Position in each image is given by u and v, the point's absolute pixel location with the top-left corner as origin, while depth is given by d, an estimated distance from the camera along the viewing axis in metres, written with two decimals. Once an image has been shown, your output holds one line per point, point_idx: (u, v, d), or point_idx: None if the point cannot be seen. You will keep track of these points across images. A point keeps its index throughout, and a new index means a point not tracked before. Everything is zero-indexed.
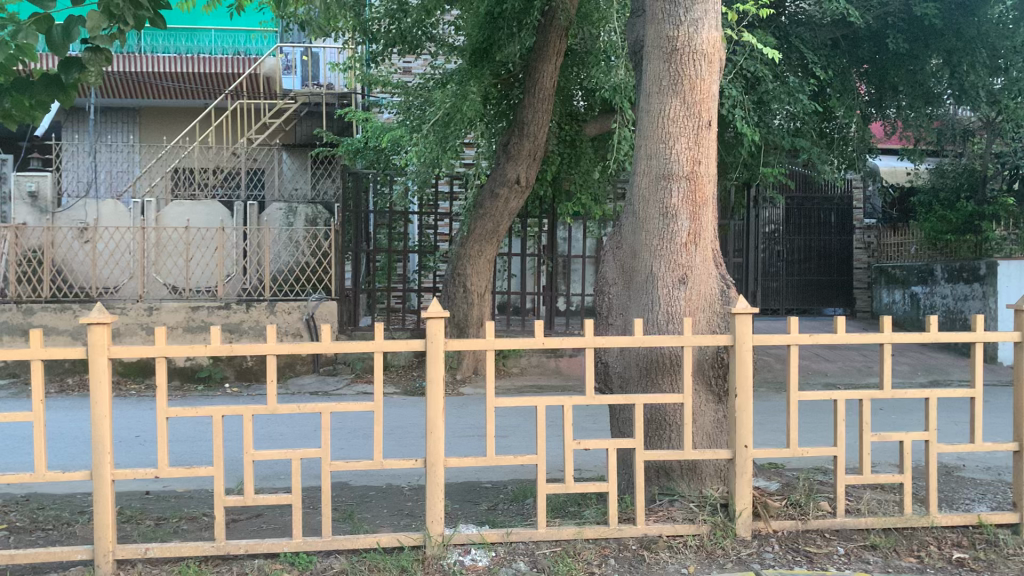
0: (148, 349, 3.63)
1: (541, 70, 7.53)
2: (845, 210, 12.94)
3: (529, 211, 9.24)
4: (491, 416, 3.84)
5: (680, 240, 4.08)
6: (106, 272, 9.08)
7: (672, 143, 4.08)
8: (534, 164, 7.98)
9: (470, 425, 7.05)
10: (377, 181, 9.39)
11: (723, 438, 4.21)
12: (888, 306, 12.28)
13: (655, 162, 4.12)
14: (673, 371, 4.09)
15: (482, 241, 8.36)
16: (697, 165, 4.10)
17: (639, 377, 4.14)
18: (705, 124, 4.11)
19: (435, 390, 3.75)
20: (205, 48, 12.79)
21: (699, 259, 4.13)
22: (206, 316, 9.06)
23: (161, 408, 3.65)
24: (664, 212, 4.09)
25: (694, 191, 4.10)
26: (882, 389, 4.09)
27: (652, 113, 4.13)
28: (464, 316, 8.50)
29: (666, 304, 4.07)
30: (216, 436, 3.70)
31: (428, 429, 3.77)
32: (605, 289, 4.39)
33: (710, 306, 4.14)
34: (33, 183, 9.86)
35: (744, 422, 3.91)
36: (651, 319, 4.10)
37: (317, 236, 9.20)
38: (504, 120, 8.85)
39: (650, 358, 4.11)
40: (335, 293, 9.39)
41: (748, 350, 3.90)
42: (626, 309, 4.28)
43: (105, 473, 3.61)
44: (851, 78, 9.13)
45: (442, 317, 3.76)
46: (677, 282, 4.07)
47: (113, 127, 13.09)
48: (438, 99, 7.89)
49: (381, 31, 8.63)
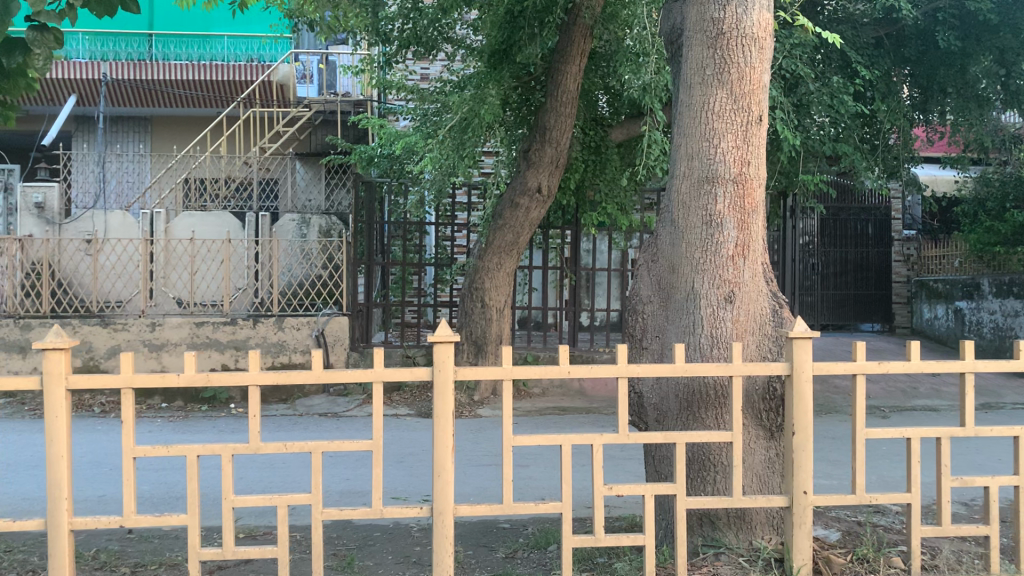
0: (112, 379, 3.13)
1: (564, 71, 7.03)
2: (883, 221, 12.28)
3: (551, 221, 8.72)
4: (509, 457, 3.32)
5: (727, 253, 3.55)
6: (108, 285, 8.56)
7: (717, 141, 3.55)
8: (556, 172, 7.47)
9: (487, 451, 6.51)
10: (391, 191, 8.89)
11: (776, 481, 3.67)
12: (930, 321, 11.67)
13: (697, 163, 3.60)
14: (718, 404, 3.57)
15: (501, 254, 7.81)
16: (745, 166, 3.58)
17: (679, 412, 3.62)
18: (756, 118, 3.59)
19: (443, 427, 3.25)
20: (218, 55, 12.18)
21: (748, 274, 3.59)
22: (211, 332, 8.56)
23: (126, 447, 3.15)
24: (707, 220, 3.56)
25: (743, 196, 3.57)
26: (963, 426, 3.52)
27: (694, 106, 3.61)
28: (482, 333, 7.98)
29: (711, 327, 3.54)
30: (190, 479, 3.20)
31: (436, 473, 3.26)
32: (638, 309, 3.83)
33: (761, 328, 3.61)
34: (39, 195, 9.39)
35: (802, 464, 3.37)
36: (692, 344, 3.57)
37: (329, 248, 8.76)
38: (525, 126, 8.32)
39: (691, 389, 3.59)
40: (347, 308, 8.89)
41: (807, 381, 3.37)
42: (664, 331, 3.73)
43: (62, 522, 3.12)
44: (894, 81, 8.58)
45: (452, 341, 3.26)
46: (723, 300, 3.54)
47: (124, 137, 12.73)
48: (455, 102, 7.37)
49: (395, 32, 8.11)
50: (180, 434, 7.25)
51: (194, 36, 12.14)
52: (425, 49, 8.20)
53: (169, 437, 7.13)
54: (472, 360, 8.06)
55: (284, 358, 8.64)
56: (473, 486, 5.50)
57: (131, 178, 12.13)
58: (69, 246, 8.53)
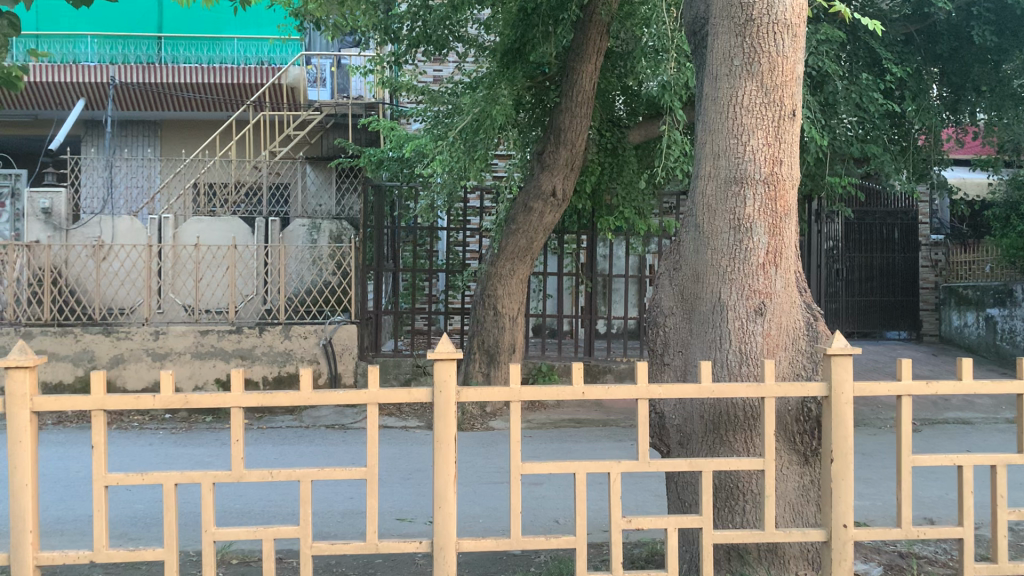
0: (81, 401, 2.85)
1: (579, 70, 6.72)
2: (910, 225, 11.83)
3: (566, 226, 8.43)
4: (517, 486, 3.02)
5: (757, 260, 3.25)
6: (112, 291, 8.33)
7: (746, 138, 3.24)
8: (572, 175, 7.17)
9: (498, 466, 6.19)
10: (402, 195, 8.56)
11: (811, 511, 3.36)
12: (960, 329, 11.25)
13: (724, 162, 3.29)
14: (747, 426, 3.27)
15: (514, 259, 7.50)
16: (777, 165, 3.26)
17: (704, 434, 3.34)
18: (789, 113, 3.28)
19: (444, 453, 2.94)
20: (228, 57, 11.96)
21: (781, 284, 3.30)
22: (217, 340, 8.31)
23: (97, 476, 2.87)
24: (734, 224, 3.26)
25: (774, 198, 3.27)
26: (1020, 452, 3.18)
27: (720, 100, 3.30)
28: (494, 342, 7.67)
29: (739, 341, 3.24)
30: (167, 510, 2.91)
31: (436, 504, 2.96)
32: (659, 321, 3.52)
33: (795, 342, 3.32)
34: (46, 200, 9.19)
35: (842, 494, 3.04)
36: (719, 360, 3.27)
37: (339, 253, 8.47)
38: (540, 127, 8.03)
39: (717, 409, 3.30)
40: (357, 315, 8.60)
41: (848, 403, 3.04)
42: (687, 346, 3.42)
43: (26, 558, 2.84)
44: (925, 79, 8.24)
45: (455, 358, 2.95)
46: (753, 313, 3.24)
47: (132, 141, 12.49)
48: (466, 102, 7.09)
49: (404, 31, 7.82)
50: (181, 447, 6.97)
51: (204, 38, 11.94)
52: (436, 48, 7.90)
53: (169, 448, 6.86)
54: (484, 369, 7.75)
55: (291, 368, 8.36)
56: (481, 505, 5.20)
57: (139, 183, 11.93)
58: (78, 252, 8.32)
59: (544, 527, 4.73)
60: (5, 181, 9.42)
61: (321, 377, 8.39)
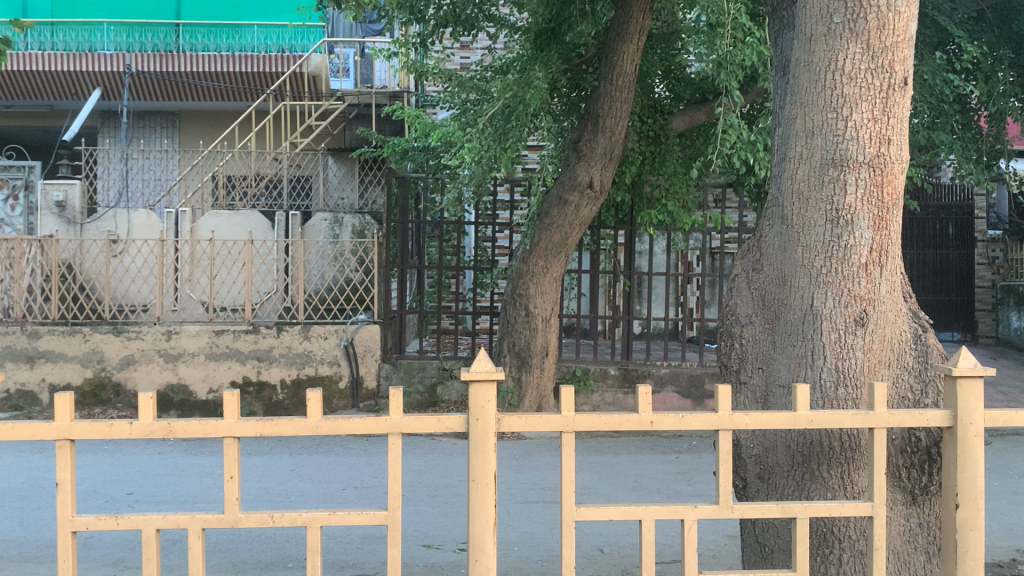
0: (41, 429, 2.36)
1: (620, 51, 6.12)
2: (965, 221, 11.14)
3: (602, 219, 7.75)
4: (569, 533, 2.50)
5: (858, 261, 2.71)
6: (122, 287, 7.87)
7: (848, 112, 2.68)
8: (611, 165, 6.58)
9: (533, 481, 5.64)
10: (427, 187, 7.92)
11: (919, 560, 2.80)
12: (1019, 331, 10.58)
13: (820, 141, 2.73)
14: (844, 459, 2.73)
15: (548, 256, 6.94)
16: (884, 145, 2.70)
17: (791, 468, 2.80)
18: (900, 82, 2.71)
19: (481, 496, 2.42)
20: (249, 45, 11.50)
21: (886, 288, 2.75)
22: (232, 341, 7.79)
23: (62, 520, 2.37)
24: (831, 216, 2.72)
25: (881, 184, 2.70)
26: None
27: (815, 67, 2.74)
28: (526, 344, 7.13)
29: (836, 357, 2.71)
30: (146, 562, 2.41)
31: (472, 556, 2.44)
32: (734, 332, 2.95)
33: (898, 356, 2.79)
34: (60, 192, 8.62)
35: (970, 547, 2.47)
36: (812, 380, 2.74)
37: (361, 248, 7.97)
38: (574, 115, 7.49)
39: (808, 439, 2.76)
40: (380, 315, 7.96)
41: (977, 433, 2.47)
42: (770, 361, 2.87)
43: None
44: (1002, 60, 7.54)
45: (494, 379, 2.42)
46: (853, 323, 2.71)
47: (149, 132, 12.11)
48: (498, 87, 6.57)
49: (431, 10, 7.23)
50: (191, 455, 6.46)
51: (223, 26, 11.49)
52: (465, 27, 7.32)
53: (179, 458, 6.35)
54: (515, 374, 7.20)
55: (311, 370, 7.84)
56: (516, 530, 4.66)
57: (155, 174, 11.61)
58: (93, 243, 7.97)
59: (589, 557, 4.17)
60: (18, 173, 9.13)
61: (342, 380, 7.86)
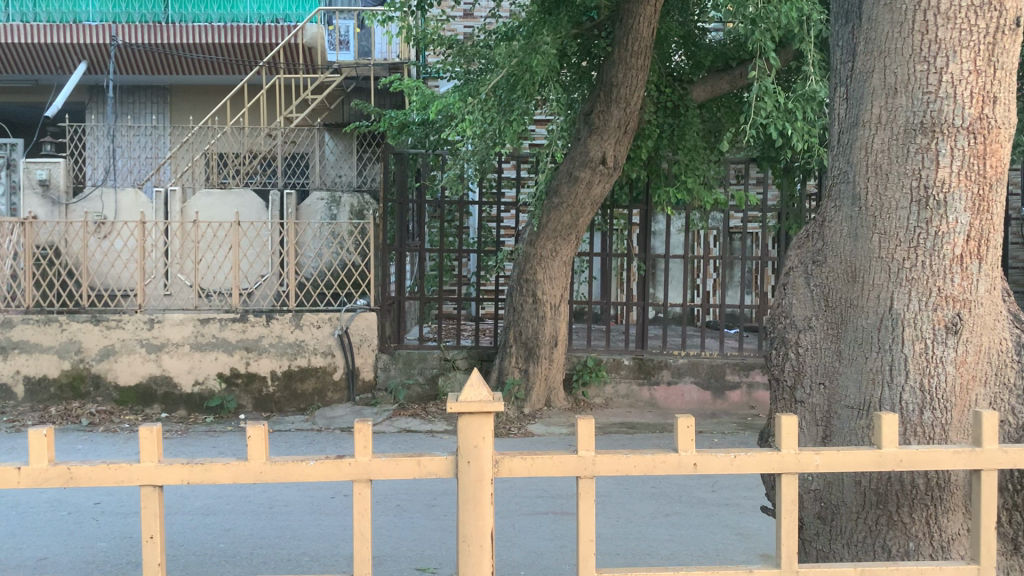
0: None
1: (634, 13, 5.43)
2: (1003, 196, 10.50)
3: (616, 198, 7.10)
4: None
5: (952, 252, 2.14)
6: (107, 269, 7.46)
7: (943, 62, 2.11)
8: (625, 139, 5.99)
9: (542, 488, 5.08)
10: (427, 163, 7.33)
11: None
12: None
13: (905, 100, 2.15)
14: (931, 500, 2.18)
15: (557, 238, 6.36)
16: (988, 106, 2.12)
17: (862, 508, 2.26)
18: (1010, 23, 2.14)
19: (475, 560, 1.95)
20: (242, 16, 10.64)
21: (985, 286, 2.18)
22: (218, 330, 7.11)
23: None
24: (917, 196, 2.15)
25: (985, 153, 2.13)
26: None
27: (897, 8, 2.17)
28: (533, 334, 6.57)
29: (921, 373, 2.15)
30: None
31: None
32: (789, 338, 2.40)
33: (998, 370, 2.23)
34: (43, 170, 8.05)
35: None
36: (890, 401, 2.18)
37: (361, 230, 7.31)
38: (586, 84, 6.90)
39: (886, 475, 2.22)
40: (377, 302, 7.35)
41: None
42: (834, 375, 2.30)
43: None
44: None
45: (492, 411, 1.89)
46: (944, 330, 2.15)
47: (139, 108, 11.56)
48: (503, 54, 5.95)
49: None
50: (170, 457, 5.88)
51: None
52: None
53: None
54: (522, 365, 6.68)
55: (303, 361, 7.18)
56: (522, 548, 4.09)
57: (144, 153, 11.06)
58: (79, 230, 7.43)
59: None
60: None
61: (337, 371, 7.23)
